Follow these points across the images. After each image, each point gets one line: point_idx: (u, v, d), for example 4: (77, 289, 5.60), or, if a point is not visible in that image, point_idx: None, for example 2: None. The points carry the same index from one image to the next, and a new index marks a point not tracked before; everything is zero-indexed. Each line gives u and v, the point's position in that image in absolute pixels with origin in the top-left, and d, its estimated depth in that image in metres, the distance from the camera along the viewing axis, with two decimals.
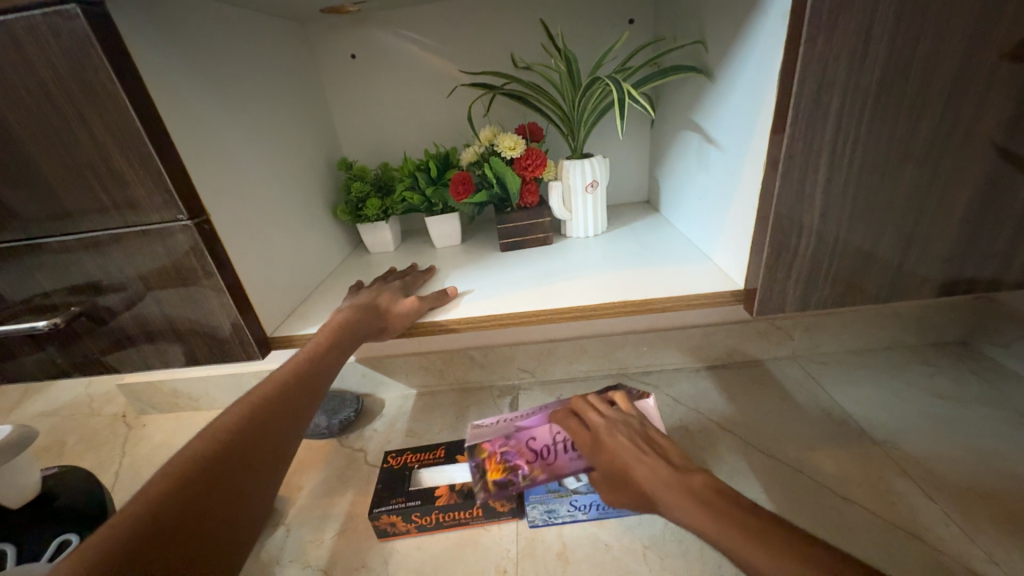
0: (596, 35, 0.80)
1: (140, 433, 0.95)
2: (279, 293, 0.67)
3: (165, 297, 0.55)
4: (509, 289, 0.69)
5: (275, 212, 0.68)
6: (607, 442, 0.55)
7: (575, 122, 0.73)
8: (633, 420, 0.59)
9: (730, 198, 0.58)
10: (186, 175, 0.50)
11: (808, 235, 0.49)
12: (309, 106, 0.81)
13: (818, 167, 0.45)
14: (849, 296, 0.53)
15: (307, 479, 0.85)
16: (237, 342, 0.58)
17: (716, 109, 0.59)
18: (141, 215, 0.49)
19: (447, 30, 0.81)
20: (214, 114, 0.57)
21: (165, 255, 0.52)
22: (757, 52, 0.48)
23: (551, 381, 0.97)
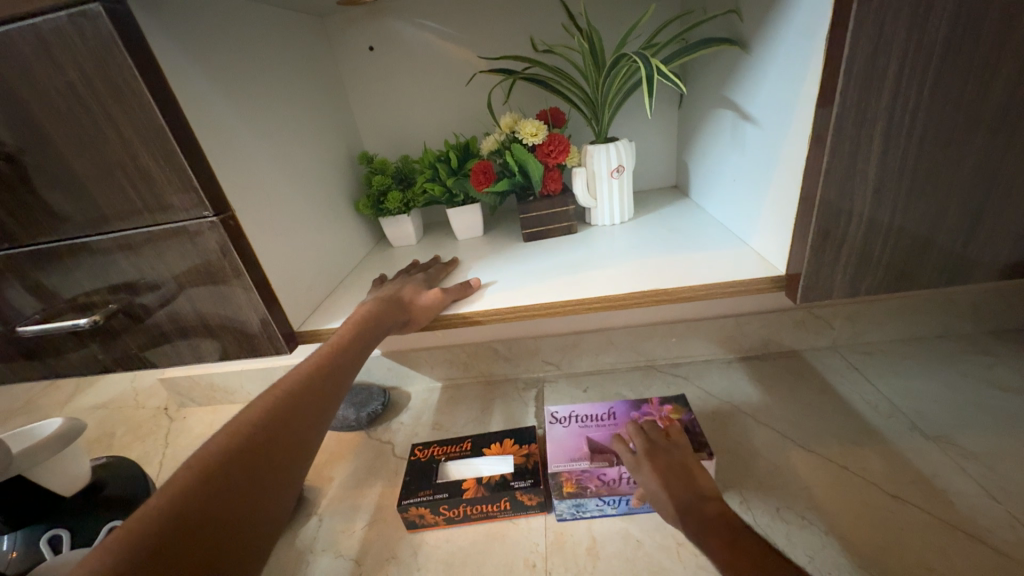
0: (619, 12, 0.76)
1: (180, 425, 0.99)
2: (305, 288, 0.68)
3: (196, 294, 0.56)
4: (534, 280, 0.67)
5: (298, 208, 0.68)
6: (649, 462, 0.59)
7: (599, 104, 0.70)
8: (676, 448, 0.62)
9: (768, 178, 0.55)
10: (210, 172, 0.51)
11: (858, 215, 0.45)
12: (329, 101, 0.81)
13: (870, 138, 0.41)
14: (905, 281, 0.49)
15: (337, 471, 0.86)
16: (265, 336, 0.59)
17: (753, 83, 0.55)
18: (169, 212, 0.50)
19: (464, 17, 0.79)
20: (237, 111, 0.58)
21: (194, 252, 0.52)
22: (800, 17, 0.45)
23: (578, 375, 0.94)
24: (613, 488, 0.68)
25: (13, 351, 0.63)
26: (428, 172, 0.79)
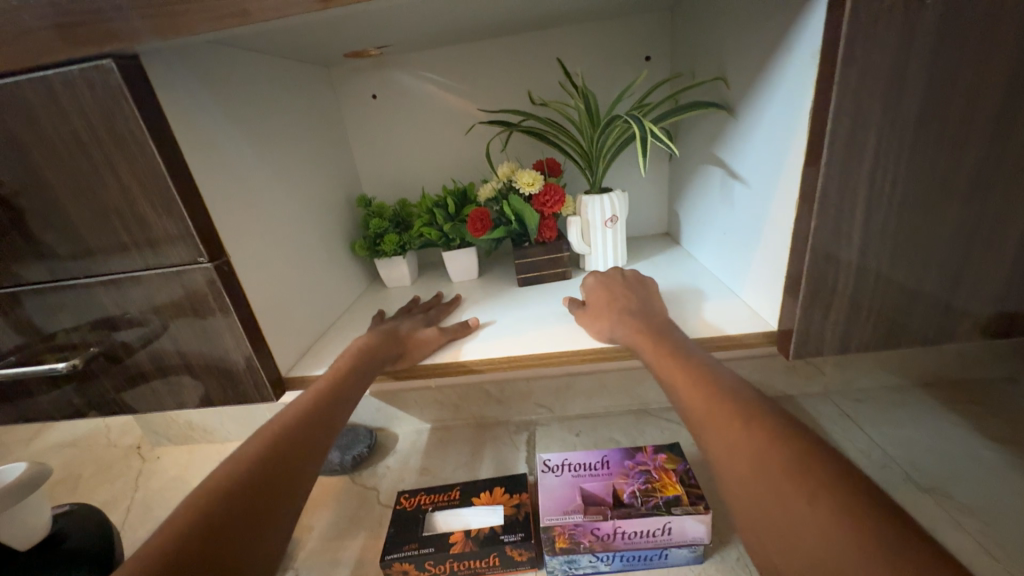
0: (613, 71, 0.81)
1: (154, 467, 0.94)
2: (295, 330, 0.66)
3: (183, 337, 0.55)
4: (529, 327, 0.67)
5: (293, 249, 0.68)
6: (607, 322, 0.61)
7: (594, 156, 0.72)
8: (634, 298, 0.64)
9: (757, 234, 0.56)
10: (208, 217, 0.51)
11: (845, 275, 0.46)
12: (329, 144, 0.82)
13: (854, 204, 0.43)
14: (894, 337, 0.50)
15: (318, 519, 0.82)
16: (251, 382, 0.57)
17: (740, 145, 0.58)
18: (163, 256, 0.50)
19: (466, 70, 0.82)
20: (239, 157, 0.59)
21: (185, 296, 0.52)
22: (785, 90, 0.47)
23: (569, 417, 0.97)
24: (607, 544, 0.68)
25: None
26: (425, 217, 0.80)
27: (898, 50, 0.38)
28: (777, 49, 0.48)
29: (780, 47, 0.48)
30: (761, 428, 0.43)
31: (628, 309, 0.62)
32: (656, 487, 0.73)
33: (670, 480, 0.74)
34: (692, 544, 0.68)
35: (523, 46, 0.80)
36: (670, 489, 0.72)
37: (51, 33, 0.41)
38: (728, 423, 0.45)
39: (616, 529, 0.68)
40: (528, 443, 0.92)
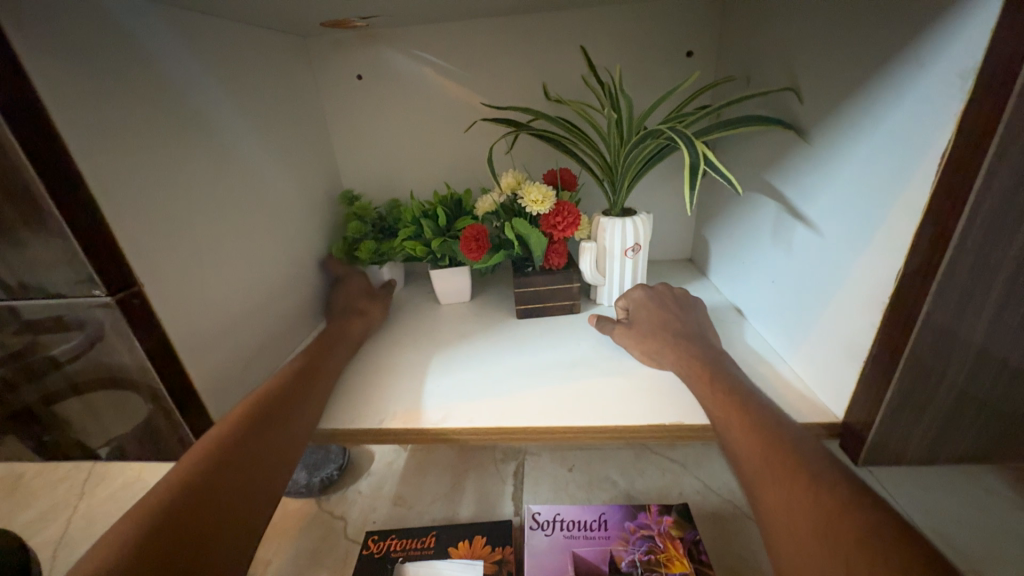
0: (646, 67, 0.67)
1: None
2: (242, 363, 0.55)
3: (82, 376, 0.43)
4: (528, 381, 0.55)
5: (242, 264, 0.56)
6: (642, 333, 0.56)
7: (618, 173, 0.60)
8: (677, 313, 0.57)
9: (823, 293, 0.45)
10: (110, 234, 0.38)
11: (958, 368, 0.35)
12: (303, 132, 0.69)
13: (990, 289, 0.31)
14: (999, 448, 0.39)
15: (275, 552, 0.72)
16: (174, 436, 0.46)
17: (811, 177, 0.45)
18: (48, 285, 0.38)
19: (470, 52, 0.69)
20: (167, 151, 0.46)
21: (80, 332, 0.40)
22: (897, 116, 0.35)
23: (563, 448, 0.86)
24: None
25: None
26: (411, 228, 0.67)
27: None
28: (888, 60, 0.36)
29: (895, 59, 0.35)
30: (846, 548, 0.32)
31: (669, 328, 0.55)
32: (662, 559, 0.64)
33: (678, 552, 0.64)
34: None
35: (539, 28, 0.66)
36: (677, 565, 0.63)
37: None
38: (786, 491, 0.36)
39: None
40: (517, 475, 0.81)
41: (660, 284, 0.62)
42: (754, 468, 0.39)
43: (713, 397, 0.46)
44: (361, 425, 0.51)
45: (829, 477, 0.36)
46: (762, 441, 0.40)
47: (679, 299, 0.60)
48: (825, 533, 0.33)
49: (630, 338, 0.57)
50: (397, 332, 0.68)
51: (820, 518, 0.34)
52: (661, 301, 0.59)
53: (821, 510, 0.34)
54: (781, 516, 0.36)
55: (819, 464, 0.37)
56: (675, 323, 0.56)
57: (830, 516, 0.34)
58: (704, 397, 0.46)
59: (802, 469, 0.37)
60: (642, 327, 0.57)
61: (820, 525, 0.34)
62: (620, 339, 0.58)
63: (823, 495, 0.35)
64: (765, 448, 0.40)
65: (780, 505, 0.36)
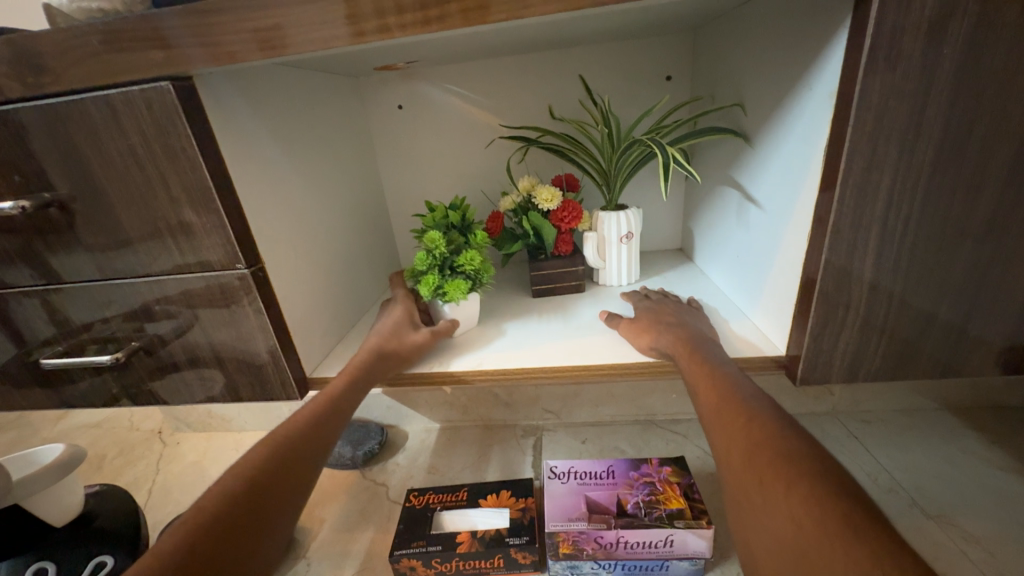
0: (634, 91, 0.82)
1: (178, 450, 1.00)
2: (318, 332, 0.71)
3: (214, 333, 0.59)
4: (542, 340, 0.70)
5: (316, 254, 0.72)
6: (630, 322, 0.67)
7: (612, 175, 0.74)
8: (665, 307, 0.69)
9: (770, 257, 0.59)
10: (246, 225, 0.55)
11: (856, 300, 0.48)
12: (357, 154, 0.86)
13: (867, 241, 0.45)
14: (901, 368, 0.51)
15: (330, 511, 0.85)
16: (279, 382, 0.61)
17: (758, 171, 0.60)
18: (205, 261, 0.54)
19: (489, 85, 0.85)
20: (272, 167, 0.62)
21: (220, 296, 0.56)
22: (801, 129, 0.50)
23: (575, 424, 0.98)
24: (610, 553, 0.69)
25: (27, 377, 0.64)
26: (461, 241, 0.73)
27: (915, 97, 0.40)
28: (796, 86, 0.51)
29: (799, 84, 0.50)
30: (771, 448, 0.43)
31: (659, 320, 0.66)
32: (660, 499, 0.73)
33: (674, 492, 0.74)
34: (693, 557, 0.68)
35: (546, 65, 0.82)
36: (674, 502, 0.72)
37: (112, 57, 0.45)
38: (732, 431, 0.47)
39: (619, 539, 0.68)
40: (535, 447, 0.94)
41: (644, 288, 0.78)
42: (713, 416, 0.50)
43: (692, 368, 0.57)
44: (418, 371, 0.67)
45: (766, 412, 0.47)
46: (720, 393, 0.51)
47: (671, 299, 0.72)
48: (755, 450, 0.44)
49: (629, 330, 0.66)
50: None
51: (751, 445, 0.44)
52: (654, 305, 0.70)
53: (755, 438, 0.44)
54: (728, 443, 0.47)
55: (756, 405, 0.48)
56: (667, 315, 0.67)
57: (760, 442, 0.44)
58: (681, 355, 0.59)
59: (745, 411, 0.47)
60: (640, 319, 0.67)
61: (752, 448, 0.44)
62: (622, 330, 0.67)
63: (758, 428, 0.45)
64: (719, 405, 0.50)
65: (726, 441, 0.47)
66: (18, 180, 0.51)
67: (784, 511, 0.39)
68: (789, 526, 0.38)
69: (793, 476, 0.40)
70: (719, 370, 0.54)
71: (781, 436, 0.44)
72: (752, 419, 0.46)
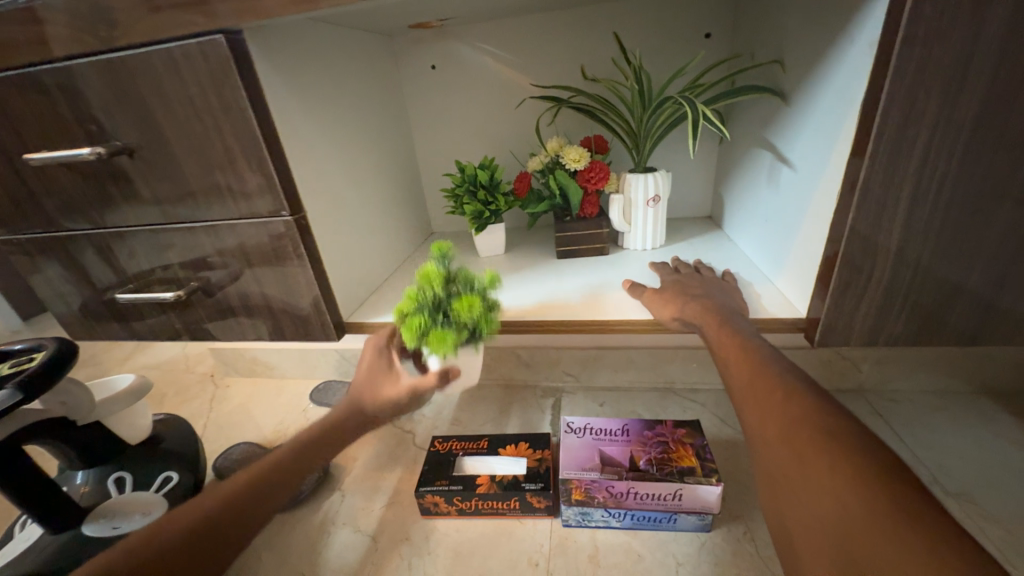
0: (670, 50, 0.80)
1: (230, 390, 1.11)
2: (354, 282, 0.76)
3: (263, 277, 0.64)
4: (565, 298, 0.73)
5: (352, 208, 0.76)
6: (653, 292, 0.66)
7: (642, 136, 0.74)
8: (691, 278, 0.68)
9: (798, 220, 0.58)
10: (291, 176, 0.59)
11: (882, 262, 0.48)
12: (391, 114, 0.89)
13: (898, 200, 0.45)
14: (925, 334, 0.51)
15: (361, 452, 0.93)
16: (320, 325, 0.67)
17: (792, 131, 0.59)
18: (255, 208, 0.58)
19: (522, 44, 0.84)
20: (312, 121, 0.66)
21: (268, 243, 0.61)
22: (839, 82, 0.49)
23: (593, 388, 1.01)
24: (620, 502, 0.73)
25: (104, 312, 0.73)
26: (485, 196, 0.80)
27: (964, 45, 0.38)
28: (838, 37, 0.49)
29: (841, 35, 0.48)
30: (810, 423, 0.41)
31: (685, 291, 0.64)
32: (672, 457, 0.76)
33: (687, 451, 0.76)
34: (700, 512, 0.71)
35: (580, 22, 0.81)
36: (686, 460, 0.75)
37: (173, 11, 0.48)
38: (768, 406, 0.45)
39: (629, 490, 0.72)
40: (554, 407, 0.98)
41: (667, 255, 0.79)
42: (741, 387, 0.49)
43: (719, 339, 0.55)
44: None
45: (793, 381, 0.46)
46: (750, 366, 0.49)
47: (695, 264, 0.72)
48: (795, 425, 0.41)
49: (659, 304, 0.64)
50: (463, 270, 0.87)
51: (789, 423, 0.42)
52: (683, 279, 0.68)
53: (793, 414, 0.42)
54: (761, 418, 0.45)
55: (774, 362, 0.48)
56: (692, 286, 0.65)
57: (798, 418, 0.42)
58: (710, 330, 0.57)
59: (778, 385, 0.46)
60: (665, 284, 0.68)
61: (792, 424, 0.42)
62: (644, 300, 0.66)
63: (797, 403, 0.43)
64: (749, 377, 0.49)
65: (759, 418, 0.45)
66: (94, 129, 0.56)
67: (828, 492, 0.36)
68: (834, 508, 0.35)
69: (837, 453, 0.37)
70: (747, 342, 0.53)
71: (818, 410, 0.42)
72: (788, 394, 0.44)
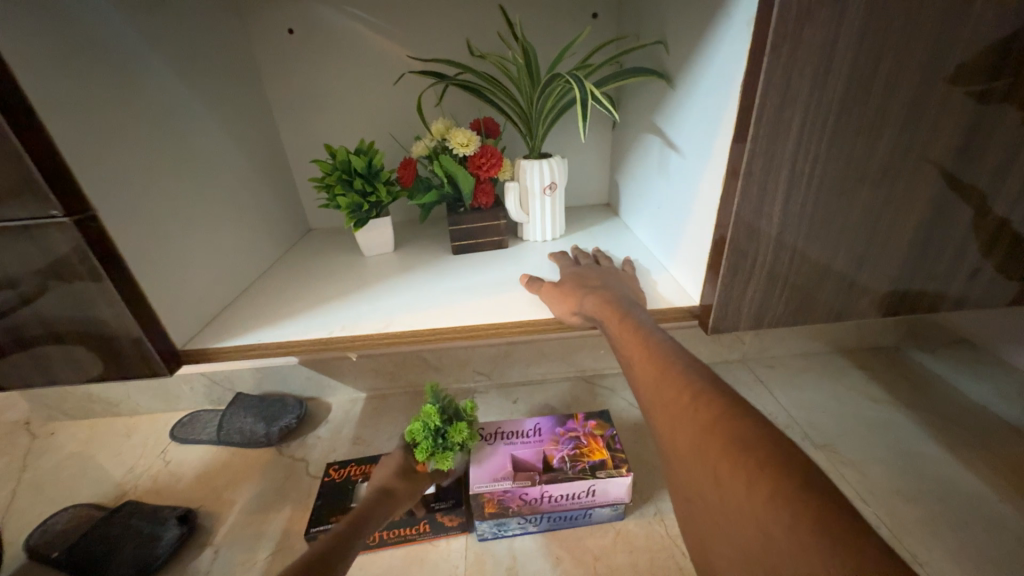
0: (558, 27, 0.76)
1: (48, 442, 0.86)
2: (193, 296, 0.60)
3: (43, 305, 0.47)
4: (462, 298, 0.65)
5: (184, 203, 0.60)
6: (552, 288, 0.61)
7: (533, 119, 0.69)
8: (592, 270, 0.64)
9: (687, 207, 0.58)
10: (62, 162, 0.42)
11: (765, 247, 0.48)
12: (238, 87, 0.72)
13: (776, 184, 0.44)
14: (802, 312, 0.53)
15: (241, 492, 0.74)
16: (139, 359, 0.52)
17: (677, 115, 0.58)
18: (4, 208, 0.41)
19: (397, 10, 0.74)
20: (101, 87, 0.49)
21: (39, 257, 0.44)
22: (718, 65, 0.47)
23: (506, 384, 0.96)
24: (535, 507, 0.68)
25: None
26: (363, 187, 0.69)
27: (829, 26, 0.38)
28: (715, 17, 0.48)
29: (718, 15, 0.47)
30: (716, 428, 0.38)
31: (583, 285, 0.61)
32: (584, 452, 0.73)
33: (597, 444, 0.74)
34: (613, 503, 0.69)
35: None
36: (597, 454, 0.73)
37: None
38: (677, 412, 0.42)
39: (543, 494, 0.67)
40: None
41: (567, 246, 0.75)
42: (645, 386, 0.47)
43: (620, 334, 0.52)
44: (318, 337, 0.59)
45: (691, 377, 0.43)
46: (654, 364, 0.47)
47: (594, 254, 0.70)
48: (705, 433, 0.38)
49: (561, 302, 0.59)
50: (347, 271, 0.75)
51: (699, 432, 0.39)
52: (585, 273, 0.64)
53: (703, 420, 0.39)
54: (671, 426, 0.42)
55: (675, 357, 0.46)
56: (592, 279, 0.62)
57: (705, 425, 0.39)
58: (610, 325, 0.54)
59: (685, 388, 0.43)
60: (564, 278, 0.63)
61: (704, 429, 0.39)
62: (545, 297, 0.61)
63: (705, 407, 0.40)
64: (654, 379, 0.46)
65: (670, 425, 0.42)
66: None
67: (745, 513, 0.33)
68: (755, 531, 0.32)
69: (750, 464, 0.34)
70: (648, 336, 0.50)
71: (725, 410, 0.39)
72: (696, 396, 0.42)
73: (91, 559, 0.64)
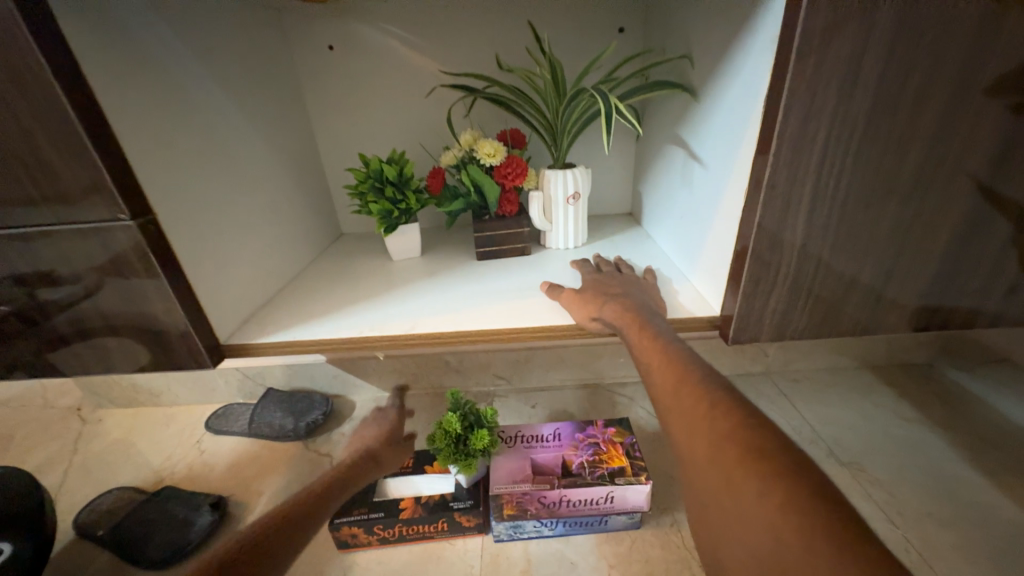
0: (584, 41, 0.78)
1: (97, 427, 0.92)
2: (235, 295, 0.64)
3: (104, 298, 0.51)
4: (485, 303, 0.67)
5: (230, 208, 0.64)
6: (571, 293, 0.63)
7: (558, 130, 0.71)
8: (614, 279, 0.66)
9: (708, 218, 0.59)
10: (130, 170, 0.47)
11: (786, 260, 0.48)
12: (281, 100, 0.77)
13: (799, 198, 0.45)
14: (824, 325, 0.52)
15: (268, 484, 0.77)
16: (186, 351, 0.56)
17: (700, 128, 0.59)
18: (76, 211, 0.45)
19: (430, 27, 0.77)
20: (163, 102, 0.54)
21: (103, 255, 0.48)
22: (742, 81, 0.49)
23: (525, 389, 0.97)
24: (553, 511, 0.69)
25: None
26: (393, 195, 0.73)
27: (853, 45, 0.38)
28: (740, 34, 0.49)
29: (742, 33, 0.48)
30: (735, 437, 0.38)
31: (603, 292, 0.62)
32: (603, 458, 0.73)
33: (617, 451, 0.75)
34: (630, 511, 0.70)
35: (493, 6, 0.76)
36: (616, 460, 0.73)
37: None
38: (695, 418, 0.42)
39: (562, 498, 0.68)
40: None
41: (589, 254, 0.77)
42: (663, 392, 0.47)
43: (640, 341, 0.53)
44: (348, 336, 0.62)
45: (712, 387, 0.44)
46: (673, 372, 0.47)
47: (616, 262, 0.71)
48: (723, 441, 0.39)
49: (580, 307, 0.61)
50: (376, 274, 0.78)
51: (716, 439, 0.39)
52: (606, 280, 0.65)
53: (721, 428, 0.40)
54: (688, 432, 0.42)
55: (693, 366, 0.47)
56: (614, 287, 0.63)
57: (723, 432, 0.40)
58: (630, 332, 0.55)
59: (704, 395, 0.44)
60: (585, 285, 0.65)
61: (721, 438, 0.39)
62: (567, 304, 0.63)
63: (722, 416, 0.41)
64: (672, 385, 0.47)
65: (686, 431, 0.42)
66: None
67: (756, 519, 0.34)
68: (767, 537, 0.33)
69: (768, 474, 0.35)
70: (669, 344, 0.51)
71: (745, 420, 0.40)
72: (714, 405, 0.42)
73: (133, 540, 0.69)
